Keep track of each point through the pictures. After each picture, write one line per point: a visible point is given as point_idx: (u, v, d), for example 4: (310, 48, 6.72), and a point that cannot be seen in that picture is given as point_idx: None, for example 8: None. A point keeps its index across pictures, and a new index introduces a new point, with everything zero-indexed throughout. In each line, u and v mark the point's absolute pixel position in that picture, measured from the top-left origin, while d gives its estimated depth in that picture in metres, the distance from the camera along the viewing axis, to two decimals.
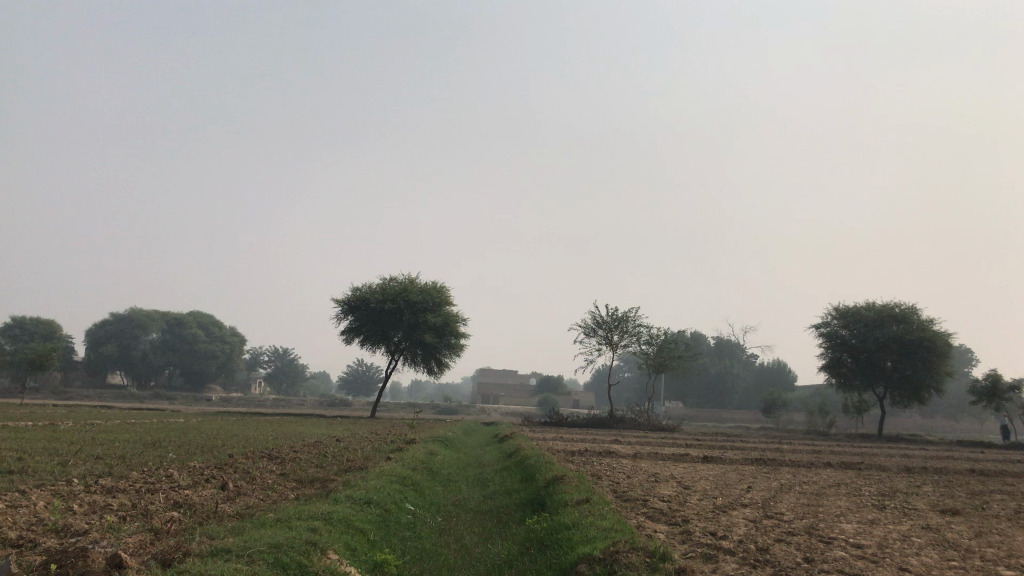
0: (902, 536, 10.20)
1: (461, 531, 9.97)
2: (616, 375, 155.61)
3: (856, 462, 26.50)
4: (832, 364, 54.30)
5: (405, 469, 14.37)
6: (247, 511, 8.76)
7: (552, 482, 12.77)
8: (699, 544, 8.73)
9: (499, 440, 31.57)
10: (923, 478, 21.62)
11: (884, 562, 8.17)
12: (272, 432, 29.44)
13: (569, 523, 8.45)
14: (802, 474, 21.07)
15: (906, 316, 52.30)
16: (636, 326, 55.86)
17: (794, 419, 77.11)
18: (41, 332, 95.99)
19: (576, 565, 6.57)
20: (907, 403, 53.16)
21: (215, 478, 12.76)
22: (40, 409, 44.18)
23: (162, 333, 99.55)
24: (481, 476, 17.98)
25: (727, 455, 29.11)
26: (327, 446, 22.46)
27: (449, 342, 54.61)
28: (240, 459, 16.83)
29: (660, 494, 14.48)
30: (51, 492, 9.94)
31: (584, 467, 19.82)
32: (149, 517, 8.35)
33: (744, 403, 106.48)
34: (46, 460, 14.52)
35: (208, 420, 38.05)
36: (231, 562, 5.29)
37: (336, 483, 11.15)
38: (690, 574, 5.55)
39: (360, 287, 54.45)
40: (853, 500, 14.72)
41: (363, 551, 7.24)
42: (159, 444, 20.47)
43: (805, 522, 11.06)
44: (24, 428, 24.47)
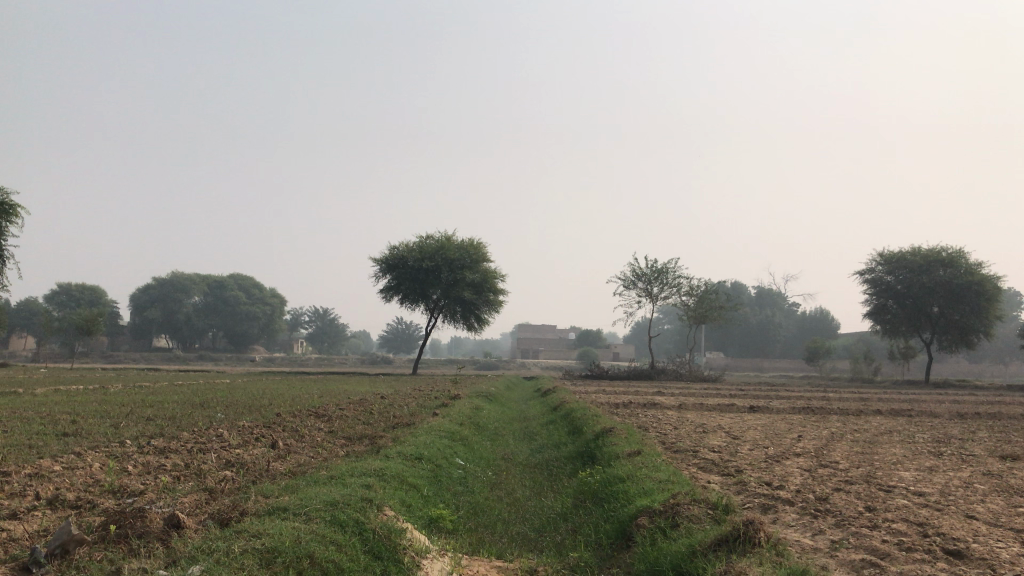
0: (965, 483, 9.91)
1: (512, 485, 9.91)
2: (655, 327, 155.01)
3: (906, 409, 26.06)
4: (877, 310, 53.43)
5: (453, 425, 14.37)
6: (299, 469, 8.76)
7: (601, 435, 12.65)
8: (757, 495, 8.53)
9: (542, 395, 31.57)
10: (976, 424, 21.17)
11: (950, 510, 7.91)
12: (316, 391, 29.72)
13: (623, 476, 8.32)
14: (851, 423, 20.71)
15: (954, 261, 51.01)
16: (676, 277, 55.34)
17: (838, 367, 76.29)
18: (88, 298, 98.03)
19: (635, 518, 6.41)
20: (954, 348, 52.09)
21: (265, 437, 12.84)
22: (91, 373, 45.13)
23: (204, 296, 101.02)
24: (528, 430, 17.95)
25: (772, 404, 28.78)
26: (371, 403, 22.61)
27: (488, 299, 54.63)
28: (288, 418, 16.95)
29: (710, 444, 14.30)
30: (106, 454, 10.04)
31: (631, 419, 19.74)
32: (203, 477, 8.38)
33: (786, 352, 105.60)
34: (98, 423, 14.72)
35: (253, 381, 38.56)
36: (289, 522, 5.21)
37: (385, 440, 11.15)
38: (760, 527, 5.34)
39: (397, 246, 54.49)
40: (908, 448, 14.41)
41: (418, 507, 7.17)
42: (206, 405, 20.72)
43: (862, 471, 10.82)
44: (76, 391, 24.96)
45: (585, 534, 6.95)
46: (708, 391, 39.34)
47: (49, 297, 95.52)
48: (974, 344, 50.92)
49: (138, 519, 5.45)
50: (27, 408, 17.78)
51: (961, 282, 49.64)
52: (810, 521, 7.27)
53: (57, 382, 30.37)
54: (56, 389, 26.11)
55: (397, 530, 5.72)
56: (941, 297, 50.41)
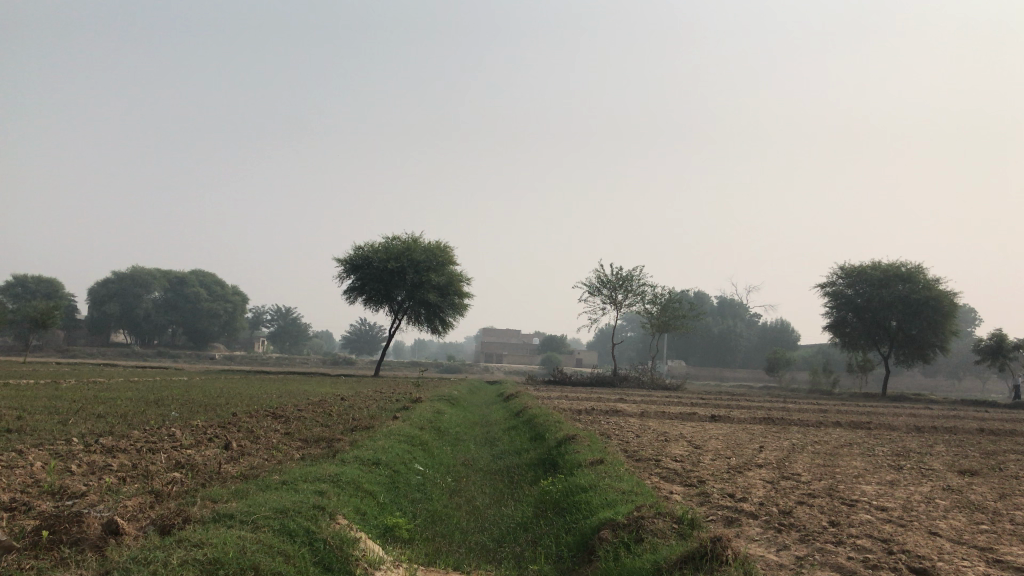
0: (926, 498, 9.86)
1: (473, 492, 9.70)
2: (619, 335, 155.70)
3: (865, 422, 26.22)
4: (837, 323, 54.25)
5: (413, 428, 14.12)
6: (251, 473, 8.48)
7: (564, 441, 12.50)
8: (719, 507, 8.40)
9: (504, 399, 31.39)
10: (933, 438, 21.37)
11: (913, 526, 7.82)
12: (275, 391, 29.25)
13: (586, 486, 8.13)
14: (812, 434, 20.81)
15: (912, 276, 51.66)
16: (641, 285, 55.52)
17: (798, 377, 77.10)
18: (43, 290, 95.93)
19: (597, 529, 6.23)
20: (911, 362, 52.82)
21: (219, 438, 12.44)
22: (44, 367, 44.06)
23: (164, 292, 99.33)
24: (489, 435, 17.69)
25: (734, 414, 28.83)
26: (331, 404, 22.33)
27: (453, 302, 54.36)
28: (244, 418, 16.60)
29: (671, 453, 14.26)
30: (49, 453, 9.62)
31: (593, 426, 19.66)
32: (150, 479, 8.06)
33: (747, 362, 106.54)
34: (44, 419, 14.22)
35: (212, 379, 37.92)
36: (234, 530, 4.94)
37: (343, 443, 10.90)
38: (726, 543, 5.16)
39: (363, 247, 53.97)
40: (867, 461, 14.46)
41: (373, 515, 6.92)
42: (160, 402, 20.23)
43: (824, 484, 10.76)
44: (25, 386, 24.25)
45: (546, 546, 6.76)
46: (670, 399, 39.50)
47: (3, 288, 93.29)
48: (931, 358, 51.67)
49: (74, 524, 5.16)
50: None
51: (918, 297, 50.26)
52: (774, 535, 7.13)
53: (6, 376, 29.53)
54: (5, 383, 25.33)
55: (350, 540, 5.46)
56: (900, 312, 51.00)
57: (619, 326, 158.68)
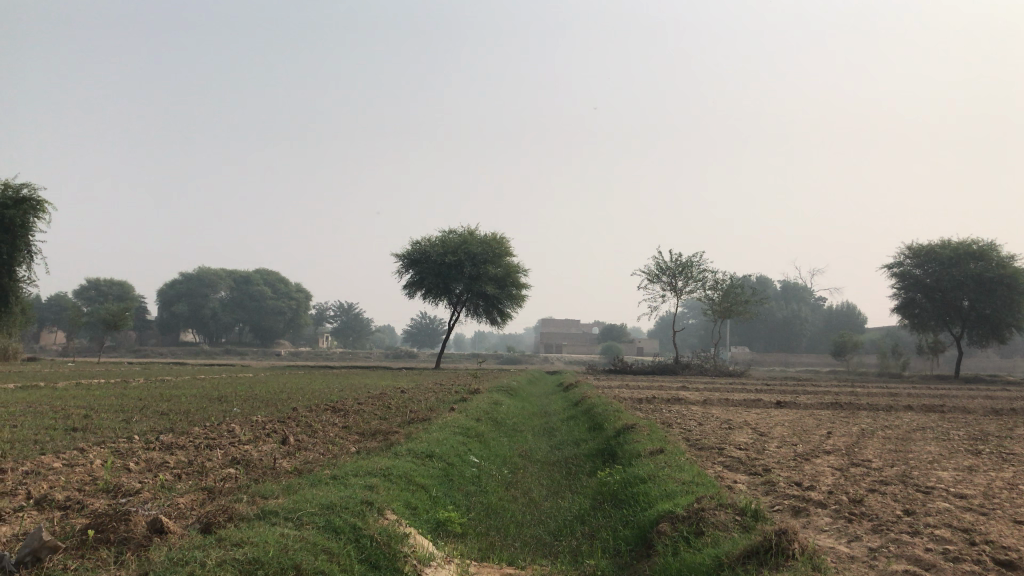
0: (1007, 484, 9.30)
1: (530, 484, 9.51)
2: (680, 322, 154.07)
3: (937, 405, 25.25)
4: (905, 304, 52.69)
5: (470, 420, 13.97)
6: (306, 467, 8.41)
7: (623, 431, 12.23)
8: (785, 496, 8.04)
9: (564, 390, 31.16)
10: (1013, 420, 20.46)
11: (994, 515, 7.36)
12: (336, 385, 29.53)
13: (644, 477, 7.85)
14: (882, 418, 20.12)
15: (985, 254, 49.72)
16: (701, 271, 54.61)
17: (866, 361, 75.14)
18: (115, 293, 98.80)
19: (656, 523, 5.95)
20: (985, 343, 50.97)
21: (277, 432, 12.51)
22: (117, 367, 45.32)
23: (230, 291, 101.41)
24: (548, 426, 17.52)
25: (801, 399, 28.10)
26: (390, 398, 22.36)
27: (511, 293, 54.23)
28: (304, 413, 16.68)
29: (735, 442, 13.83)
30: (109, 451, 9.69)
31: (654, 415, 19.29)
32: (204, 475, 8.03)
33: (813, 347, 104.31)
34: (110, 417, 14.50)
35: (276, 375, 38.56)
36: (278, 528, 4.82)
37: (397, 436, 10.82)
38: (794, 537, 4.82)
39: (420, 241, 54.21)
40: (942, 445, 13.83)
41: (425, 509, 6.76)
42: (223, 399, 20.55)
43: (897, 470, 10.26)
44: (97, 385, 24.89)
45: (603, 540, 6.51)
46: (733, 386, 38.83)
47: (78, 292, 96.47)
48: (1006, 338, 49.75)
49: (121, 522, 5.08)
50: (44, 402, 17.62)
51: (991, 276, 48.31)
52: (845, 526, 6.76)
53: (80, 376, 30.42)
54: (78, 382, 26.05)
55: (398, 536, 5.31)
56: (972, 291, 49.15)
57: (680, 313, 156.98)
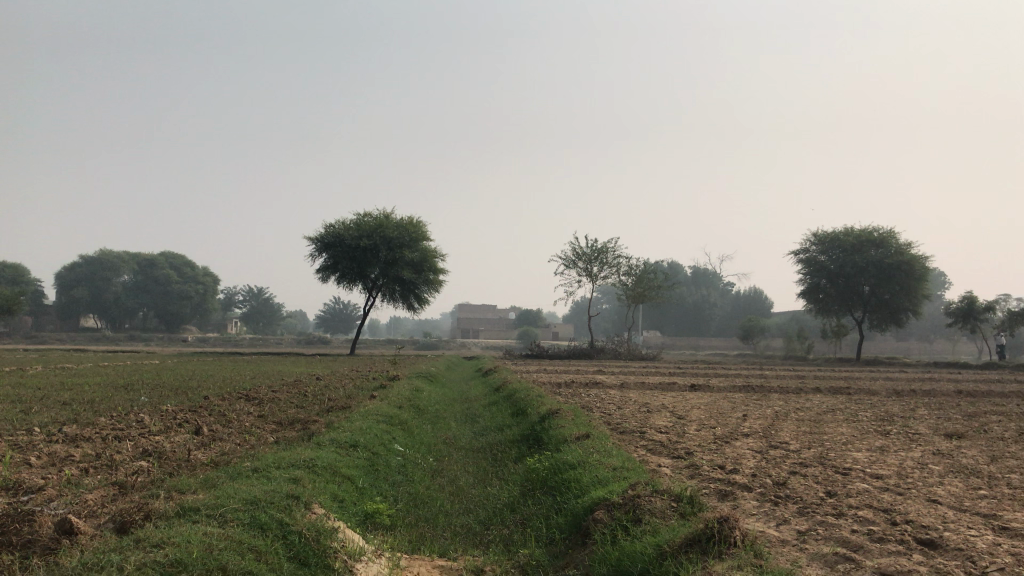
0: (919, 464, 9.62)
1: (455, 472, 9.36)
2: (595, 307, 156.12)
3: (843, 388, 26.13)
4: (810, 289, 54.46)
5: (392, 408, 13.73)
6: (223, 459, 8.07)
7: (547, 416, 12.19)
8: (711, 480, 8.11)
9: (483, 375, 31.12)
10: (914, 401, 21.37)
11: (911, 494, 7.58)
12: (247, 372, 28.81)
13: (573, 463, 7.79)
14: (792, 401, 20.74)
15: (885, 241, 51.80)
16: (616, 257, 55.29)
17: (773, 345, 77.59)
18: (8, 276, 93.95)
19: (591, 510, 5.89)
20: (884, 326, 53.28)
21: (189, 422, 12.02)
22: (12, 354, 43.14)
23: (134, 275, 97.72)
24: (469, 412, 17.41)
25: (714, 382, 28.78)
26: (306, 385, 21.81)
27: (427, 278, 53.85)
28: (217, 401, 16.11)
29: (655, 425, 13.98)
30: (7, 445, 9.10)
31: (573, 399, 19.41)
32: (113, 470, 7.59)
33: (722, 331, 107.20)
34: (7, 408, 13.70)
35: (185, 362, 37.36)
36: (199, 525, 4.53)
37: (317, 425, 10.49)
38: (734, 524, 4.82)
39: (334, 225, 53.19)
40: (853, 426, 14.29)
41: (352, 502, 6.55)
42: (129, 386, 19.73)
43: (814, 452, 10.50)
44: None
45: (535, 528, 6.42)
46: (647, 370, 39.46)
47: None
48: (903, 322, 52.13)
49: (25, 524, 4.72)
50: None
51: (890, 262, 50.28)
52: (772, 509, 6.84)
53: None
54: None
55: (327, 531, 5.10)
56: (872, 276, 51.13)
57: (595, 298, 158.96)
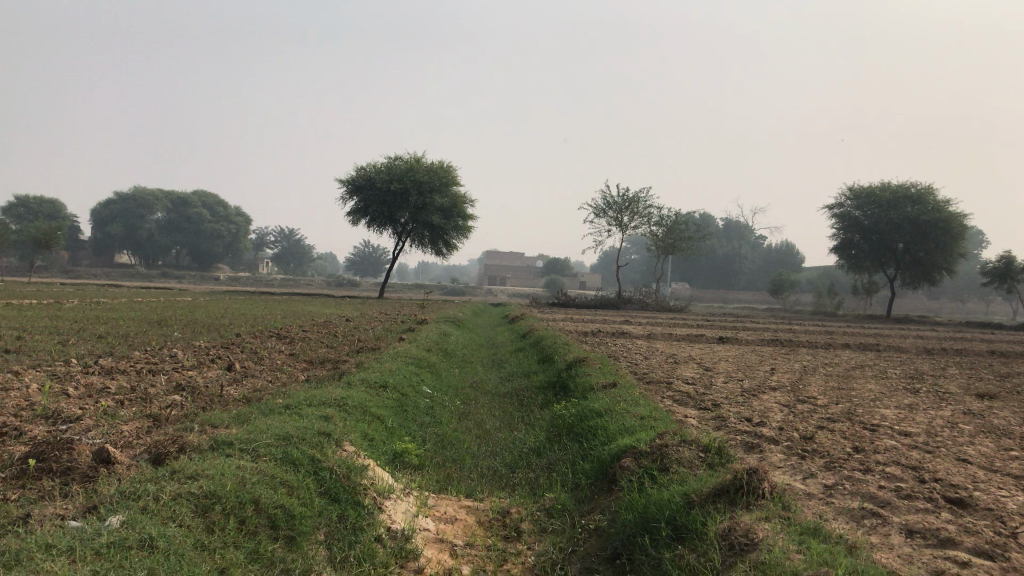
0: (949, 423, 9.53)
1: (482, 415, 9.45)
2: (624, 257, 155.47)
3: (873, 344, 25.99)
4: (843, 245, 53.84)
5: (420, 350, 13.87)
6: (255, 395, 8.18)
7: (575, 364, 12.25)
8: (738, 432, 8.11)
9: (510, 321, 31.25)
10: (946, 360, 21.14)
11: (940, 452, 7.54)
12: (278, 311, 29.22)
13: (599, 411, 7.83)
14: (821, 356, 20.61)
15: (922, 198, 50.52)
16: (647, 207, 54.80)
17: (803, 300, 76.99)
18: (45, 211, 95.28)
19: (617, 457, 5.92)
20: (917, 284, 52.54)
21: (222, 359, 12.22)
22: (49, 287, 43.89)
23: (168, 213, 98.57)
24: (496, 357, 17.56)
25: (742, 335, 28.73)
26: (336, 325, 22.10)
27: (457, 223, 53.83)
28: (249, 339, 16.38)
29: (682, 375, 14.02)
30: (46, 374, 9.29)
31: (601, 348, 19.51)
32: (148, 402, 7.73)
33: (751, 284, 106.50)
34: (45, 339, 13.99)
35: (216, 299, 37.81)
36: (233, 459, 4.60)
37: (348, 365, 10.61)
38: (766, 478, 4.77)
39: (365, 167, 53.17)
40: (883, 383, 14.24)
41: (381, 441, 6.61)
42: (163, 322, 20.10)
43: (842, 407, 10.46)
44: (29, 305, 24.03)
45: (561, 473, 6.47)
46: (674, 320, 39.36)
47: (5, 209, 92.79)
48: (937, 281, 51.29)
49: (64, 452, 4.83)
50: None
51: (927, 219, 49.34)
52: (798, 463, 6.83)
53: (10, 296, 29.37)
54: (8, 302, 25.15)
55: (357, 468, 5.17)
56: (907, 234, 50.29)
57: (624, 248, 158.23)
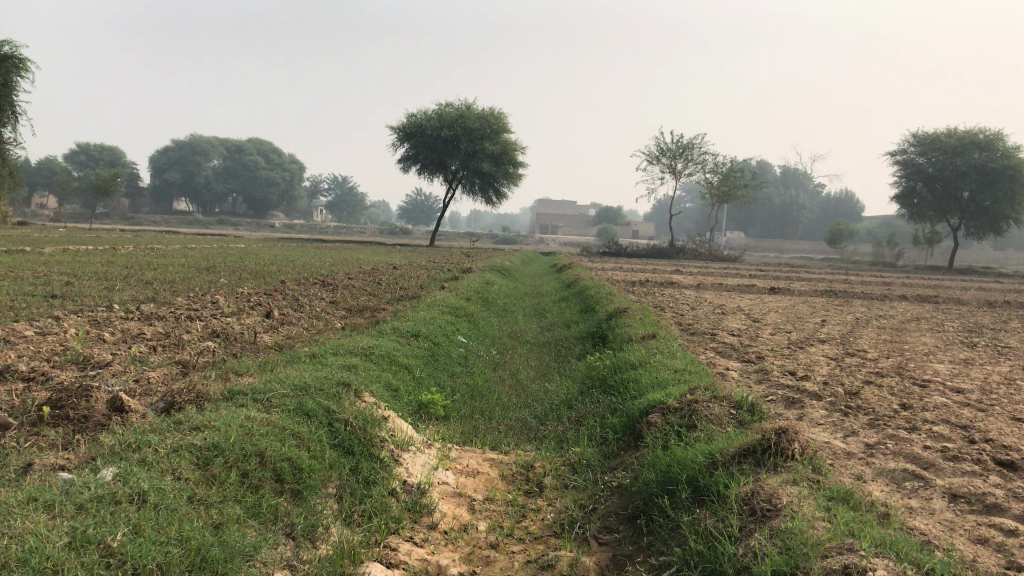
0: (1006, 380, 9.09)
1: (517, 365, 9.33)
2: (677, 206, 153.46)
3: (931, 296, 25.12)
4: (905, 193, 52.27)
5: (459, 299, 13.75)
6: (287, 342, 8.19)
7: (616, 314, 12.05)
8: (779, 386, 7.84)
9: (558, 270, 30.98)
10: (1006, 312, 20.43)
11: (994, 411, 7.15)
12: (328, 258, 29.35)
13: (635, 363, 7.62)
14: (875, 307, 20.07)
15: (990, 144, 48.47)
16: (701, 153, 53.54)
17: (860, 250, 75.28)
18: (106, 159, 97.25)
19: (646, 412, 5.72)
20: (982, 235, 50.74)
21: (261, 305, 12.27)
22: (108, 233, 44.79)
23: (224, 160, 99.69)
24: (539, 307, 17.40)
25: (794, 286, 28.10)
26: (382, 273, 22.07)
27: (507, 171, 53.38)
28: (292, 285, 16.44)
29: (728, 327, 13.68)
30: (85, 319, 9.38)
31: (647, 298, 19.23)
32: (181, 348, 7.76)
33: (808, 233, 104.35)
34: (92, 284, 14.23)
35: (268, 246, 38.09)
36: (243, 410, 4.53)
37: (385, 313, 10.54)
38: (799, 437, 4.49)
39: (416, 114, 52.87)
40: (939, 336, 13.71)
41: (406, 391, 6.50)
42: (210, 268, 20.29)
43: (892, 362, 10.09)
44: (85, 250, 24.51)
45: (590, 427, 6.30)
46: (727, 270, 38.59)
47: (67, 156, 94.85)
48: (1003, 231, 49.32)
49: (81, 399, 4.80)
50: (27, 266, 17.27)
51: (994, 166, 47.30)
52: (840, 420, 6.53)
53: (67, 241, 29.93)
54: (64, 247, 25.66)
55: (375, 421, 5.03)
56: (973, 182, 48.33)
57: (678, 197, 155.92)
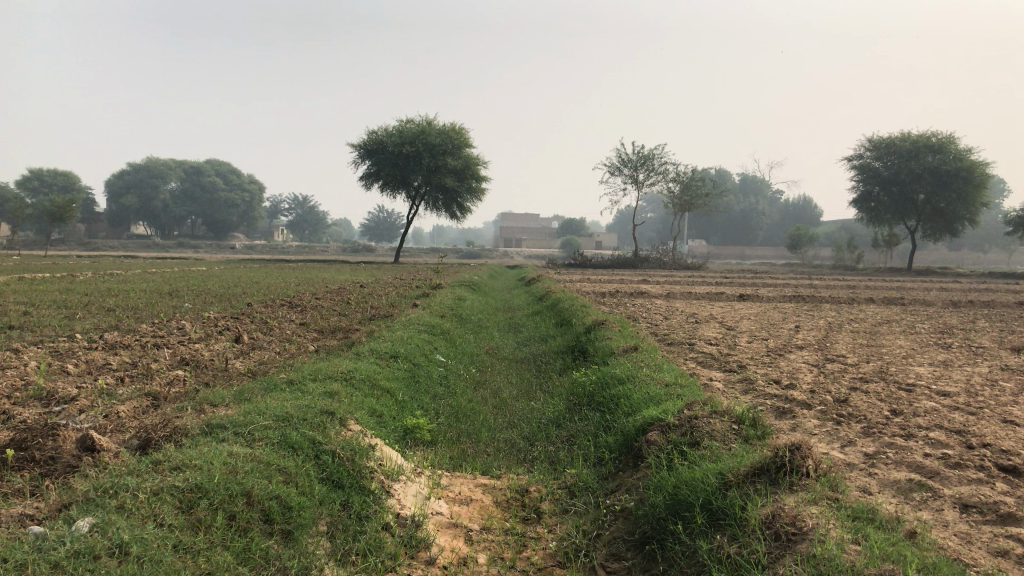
0: (989, 381, 9.07)
1: (499, 383, 9.10)
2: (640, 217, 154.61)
3: (898, 298, 25.27)
4: (863, 197, 53.07)
5: (434, 317, 13.55)
6: (260, 368, 7.87)
7: (592, 327, 11.88)
8: (767, 396, 7.71)
9: (526, 283, 30.88)
10: (972, 312, 20.64)
11: (985, 414, 7.08)
12: (293, 278, 28.83)
13: (622, 378, 7.44)
14: (845, 311, 20.13)
15: (943, 147, 49.30)
16: (662, 163, 53.82)
17: (820, 255, 76.26)
18: (61, 185, 95.53)
19: (643, 430, 5.53)
20: (938, 236, 51.48)
21: (229, 330, 11.89)
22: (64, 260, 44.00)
23: (181, 182, 98.33)
24: (512, 321, 17.18)
25: (761, 291, 28.12)
26: (350, 292, 21.71)
27: (470, 186, 53.29)
28: (259, 308, 16.07)
29: (704, 336, 13.58)
30: (47, 351, 9.00)
31: (619, 309, 19.16)
32: (150, 379, 7.42)
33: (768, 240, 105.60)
34: (52, 314, 13.70)
35: (233, 268, 37.42)
36: (225, 446, 4.27)
37: (359, 334, 10.27)
38: (819, 455, 4.26)
39: (377, 131, 52.49)
40: (914, 338, 13.72)
41: (390, 417, 6.25)
42: (174, 293, 19.80)
43: (875, 366, 10.01)
44: (42, 279, 23.88)
45: (582, 447, 6.10)
46: (693, 279, 38.85)
47: (21, 183, 92.88)
48: (959, 232, 50.06)
49: (48, 438, 4.49)
50: None
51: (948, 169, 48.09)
52: (834, 429, 6.41)
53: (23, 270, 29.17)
54: (20, 276, 25.05)
55: (363, 450, 4.80)
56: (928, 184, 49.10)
57: (640, 207, 156.87)
